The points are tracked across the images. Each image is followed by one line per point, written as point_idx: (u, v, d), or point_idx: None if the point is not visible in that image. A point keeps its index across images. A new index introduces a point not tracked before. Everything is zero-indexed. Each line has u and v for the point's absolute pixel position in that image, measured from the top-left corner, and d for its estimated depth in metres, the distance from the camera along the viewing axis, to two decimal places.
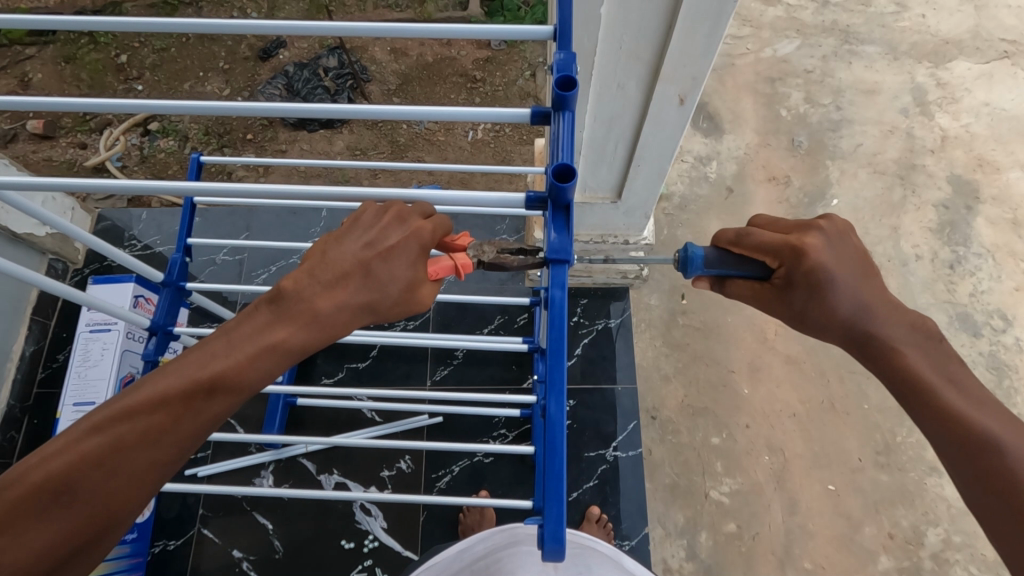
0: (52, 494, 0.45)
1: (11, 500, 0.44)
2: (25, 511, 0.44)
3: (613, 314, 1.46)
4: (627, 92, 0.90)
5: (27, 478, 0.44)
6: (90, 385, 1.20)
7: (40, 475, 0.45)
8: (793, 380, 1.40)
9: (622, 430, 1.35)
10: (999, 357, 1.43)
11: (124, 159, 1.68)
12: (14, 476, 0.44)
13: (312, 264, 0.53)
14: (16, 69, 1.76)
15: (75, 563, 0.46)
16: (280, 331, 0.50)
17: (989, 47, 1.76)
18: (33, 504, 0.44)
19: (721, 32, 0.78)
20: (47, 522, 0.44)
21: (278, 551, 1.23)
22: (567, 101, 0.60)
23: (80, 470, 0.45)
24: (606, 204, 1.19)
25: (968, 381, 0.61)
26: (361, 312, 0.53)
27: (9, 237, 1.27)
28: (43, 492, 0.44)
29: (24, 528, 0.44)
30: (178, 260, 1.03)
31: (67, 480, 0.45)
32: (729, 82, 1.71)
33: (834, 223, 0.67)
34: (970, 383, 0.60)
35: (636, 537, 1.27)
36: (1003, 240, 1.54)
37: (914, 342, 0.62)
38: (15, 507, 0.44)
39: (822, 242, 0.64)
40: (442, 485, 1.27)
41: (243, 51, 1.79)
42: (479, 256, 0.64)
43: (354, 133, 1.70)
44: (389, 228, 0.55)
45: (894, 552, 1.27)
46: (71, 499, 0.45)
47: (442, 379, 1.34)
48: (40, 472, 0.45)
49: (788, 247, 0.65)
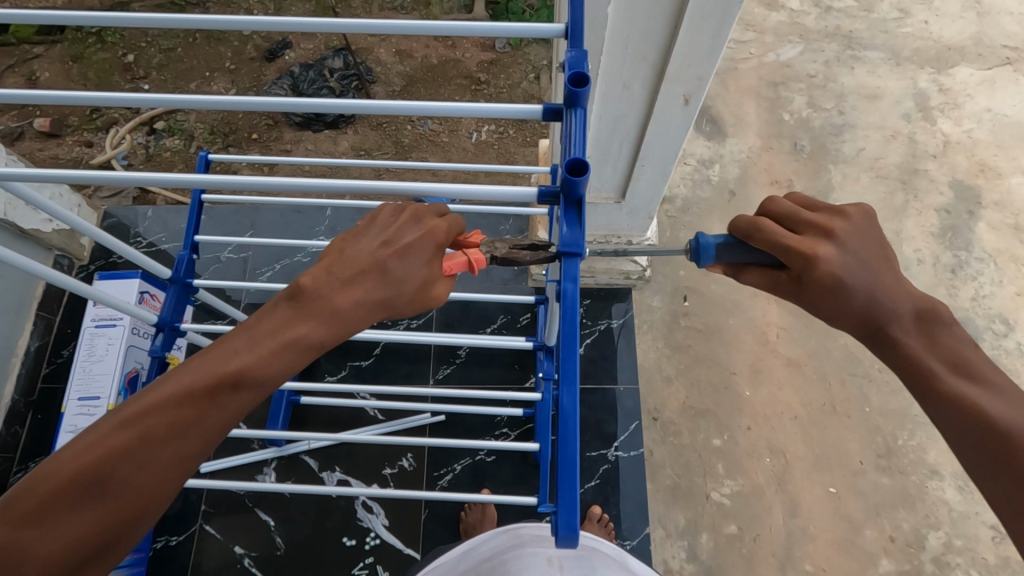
0: (83, 486, 0.45)
1: (47, 490, 0.44)
2: (58, 502, 0.44)
3: (615, 314, 1.46)
4: (632, 92, 0.91)
5: (59, 471, 0.44)
6: (95, 379, 1.21)
7: (72, 468, 0.45)
8: (794, 382, 1.40)
9: (624, 430, 1.35)
10: (1000, 361, 1.43)
11: (129, 157, 1.69)
12: (48, 467, 0.45)
13: (330, 261, 0.54)
14: (25, 67, 1.78)
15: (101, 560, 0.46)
16: (300, 326, 0.51)
17: (991, 53, 1.77)
18: (68, 494, 0.44)
19: (725, 34, 0.79)
20: (78, 514, 0.44)
21: (280, 548, 1.23)
22: (579, 97, 0.60)
23: (112, 463, 0.46)
24: (609, 204, 1.20)
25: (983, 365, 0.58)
26: (378, 308, 0.53)
27: (16, 232, 1.28)
28: (74, 485, 0.44)
29: (57, 519, 0.44)
30: (185, 257, 1.04)
31: (99, 471, 0.45)
32: (732, 85, 1.72)
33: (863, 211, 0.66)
34: (982, 366, 0.58)
35: (636, 538, 1.27)
36: (1004, 245, 1.55)
37: (920, 327, 0.61)
38: (50, 497, 0.44)
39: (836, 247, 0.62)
40: (443, 483, 1.27)
41: (249, 52, 1.81)
42: (491, 252, 0.67)
43: (358, 133, 1.71)
44: (405, 227, 0.56)
45: (895, 556, 1.27)
46: (103, 492, 0.45)
47: (444, 378, 1.34)
48: (72, 464, 0.45)
49: (799, 247, 0.63)
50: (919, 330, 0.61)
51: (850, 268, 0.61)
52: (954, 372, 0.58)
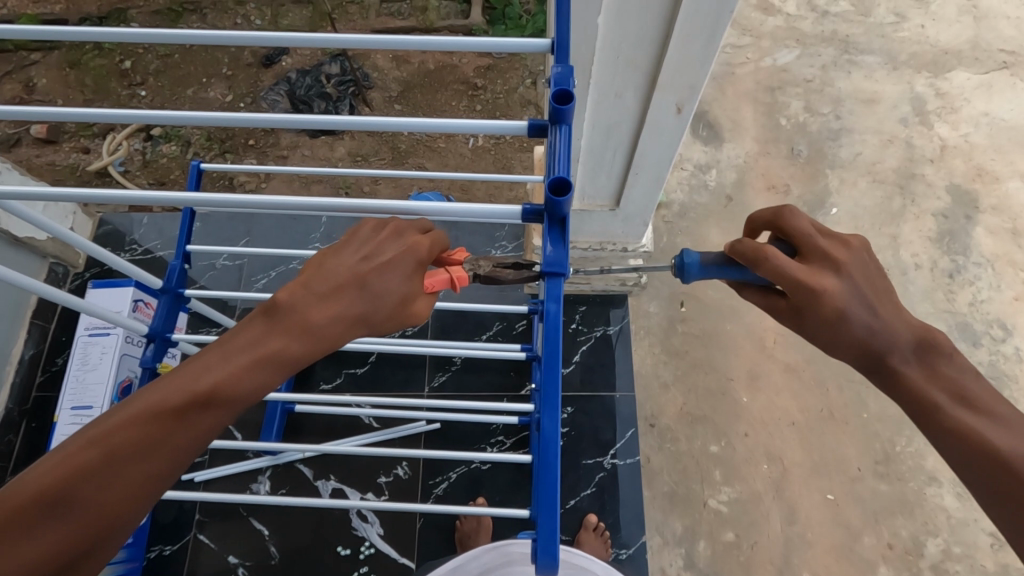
0: (47, 506, 0.44)
1: (9, 509, 0.44)
2: (21, 521, 0.43)
3: (612, 321, 1.45)
4: (625, 100, 0.91)
5: (22, 489, 0.44)
6: (89, 388, 1.20)
7: (37, 486, 0.44)
8: (792, 389, 1.39)
9: (621, 437, 1.34)
10: (999, 366, 1.43)
11: (126, 163, 1.69)
12: (11, 485, 0.44)
13: (308, 275, 0.53)
14: (22, 73, 1.78)
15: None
16: (274, 342, 0.51)
17: (988, 57, 1.77)
18: (30, 514, 0.44)
19: (716, 43, 0.79)
20: (41, 534, 0.44)
21: (275, 557, 1.22)
22: (563, 115, 0.60)
23: (77, 482, 0.45)
24: (604, 212, 1.19)
25: (983, 394, 0.59)
26: (356, 324, 0.53)
27: (10, 240, 1.27)
28: (39, 504, 0.44)
29: (19, 539, 0.43)
30: (178, 267, 1.03)
31: (63, 491, 0.45)
32: (728, 90, 1.71)
33: (864, 242, 0.67)
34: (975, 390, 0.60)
35: (634, 546, 1.26)
36: (1002, 249, 1.54)
37: (921, 358, 0.61)
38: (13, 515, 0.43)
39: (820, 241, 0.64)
40: (439, 492, 1.26)
41: (246, 58, 1.80)
42: (474, 270, 0.66)
43: (355, 139, 1.71)
44: (385, 242, 0.56)
45: (894, 563, 1.27)
46: (67, 511, 0.45)
47: (440, 386, 1.34)
48: (37, 482, 0.44)
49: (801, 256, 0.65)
50: (920, 360, 0.61)
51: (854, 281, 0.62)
52: (956, 402, 0.59)
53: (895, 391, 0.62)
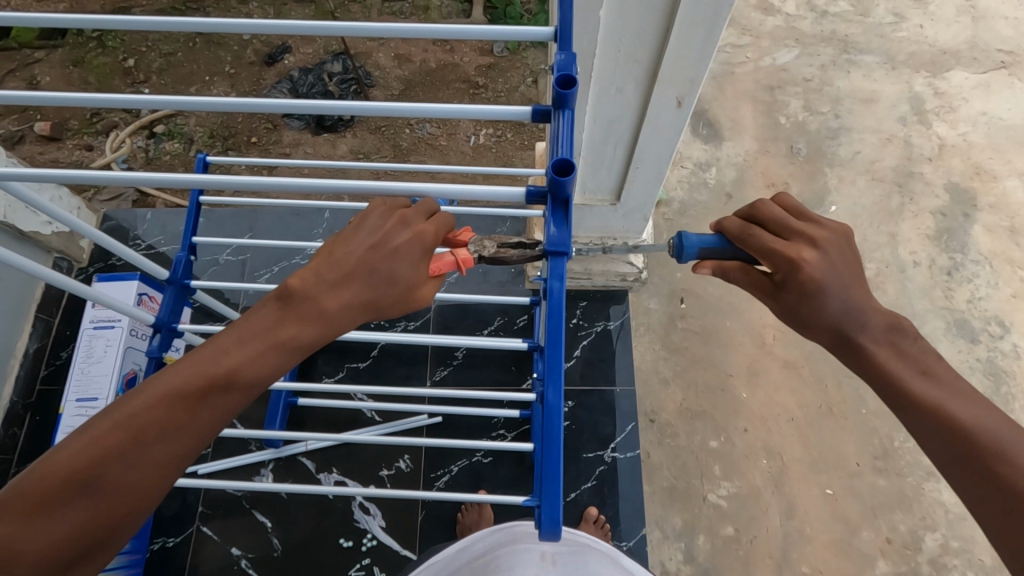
0: (77, 487, 0.46)
1: (42, 488, 0.45)
2: (55, 500, 0.46)
3: (612, 317, 1.46)
4: (626, 95, 0.92)
5: (54, 470, 0.46)
6: (93, 381, 1.21)
7: (65, 468, 0.46)
8: (791, 384, 1.40)
9: (621, 431, 1.35)
10: (997, 363, 1.44)
11: (129, 160, 1.70)
12: (41, 466, 0.46)
13: (319, 262, 0.54)
14: (25, 71, 1.79)
15: (102, 549, 0.49)
16: (288, 329, 0.52)
17: (986, 57, 1.78)
18: (62, 494, 0.46)
19: (716, 38, 0.80)
20: (74, 511, 0.46)
21: (277, 549, 1.23)
22: (567, 99, 0.61)
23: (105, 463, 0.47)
24: (605, 207, 1.20)
25: (944, 370, 0.60)
26: (365, 311, 0.54)
27: (15, 235, 1.28)
28: (69, 485, 0.46)
29: (52, 516, 0.45)
30: (183, 258, 1.04)
31: (92, 472, 0.47)
32: (729, 89, 1.72)
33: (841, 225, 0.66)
34: (950, 376, 0.60)
35: (634, 539, 1.27)
36: (1000, 247, 1.55)
37: (888, 339, 0.62)
38: (44, 495, 0.45)
39: (817, 251, 0.64)
40: (441, 484, 1.27)
41: (249, 56, 1.82)
42: (479, 252, 0.65)
43: (357, 137, 1.72)
44: (393, 231, 0.56)
45: (892, 557, 1.27)
46: (97, 489, 0.47)
47: (442, 379, 1.35)
48: (65, 464, 0.46)
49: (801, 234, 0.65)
50: (887, 341, 0.62)
51: (835, 265, 0.63)
52: (921, 376, 0.60)
53: (866, 369, 0.62)
